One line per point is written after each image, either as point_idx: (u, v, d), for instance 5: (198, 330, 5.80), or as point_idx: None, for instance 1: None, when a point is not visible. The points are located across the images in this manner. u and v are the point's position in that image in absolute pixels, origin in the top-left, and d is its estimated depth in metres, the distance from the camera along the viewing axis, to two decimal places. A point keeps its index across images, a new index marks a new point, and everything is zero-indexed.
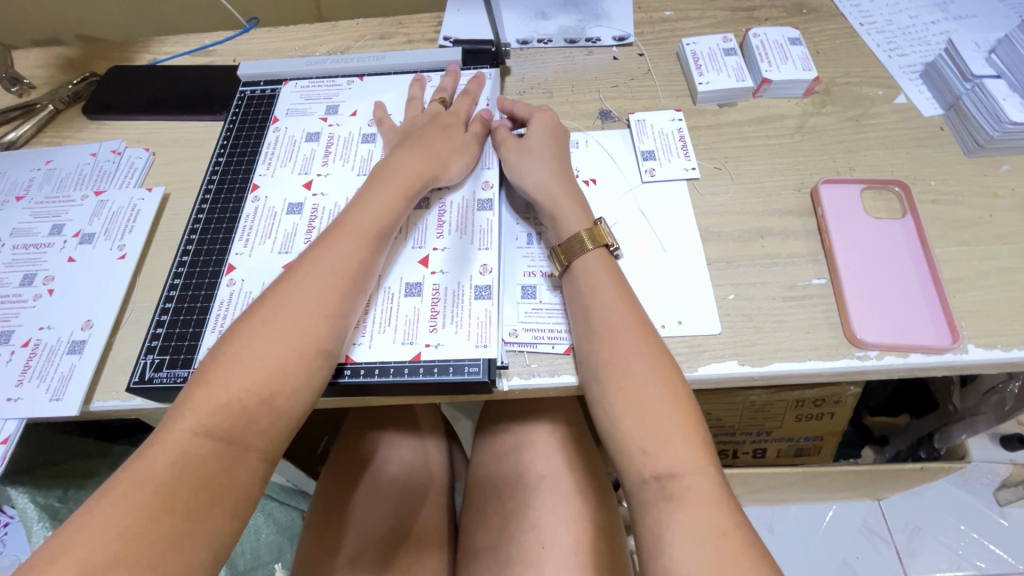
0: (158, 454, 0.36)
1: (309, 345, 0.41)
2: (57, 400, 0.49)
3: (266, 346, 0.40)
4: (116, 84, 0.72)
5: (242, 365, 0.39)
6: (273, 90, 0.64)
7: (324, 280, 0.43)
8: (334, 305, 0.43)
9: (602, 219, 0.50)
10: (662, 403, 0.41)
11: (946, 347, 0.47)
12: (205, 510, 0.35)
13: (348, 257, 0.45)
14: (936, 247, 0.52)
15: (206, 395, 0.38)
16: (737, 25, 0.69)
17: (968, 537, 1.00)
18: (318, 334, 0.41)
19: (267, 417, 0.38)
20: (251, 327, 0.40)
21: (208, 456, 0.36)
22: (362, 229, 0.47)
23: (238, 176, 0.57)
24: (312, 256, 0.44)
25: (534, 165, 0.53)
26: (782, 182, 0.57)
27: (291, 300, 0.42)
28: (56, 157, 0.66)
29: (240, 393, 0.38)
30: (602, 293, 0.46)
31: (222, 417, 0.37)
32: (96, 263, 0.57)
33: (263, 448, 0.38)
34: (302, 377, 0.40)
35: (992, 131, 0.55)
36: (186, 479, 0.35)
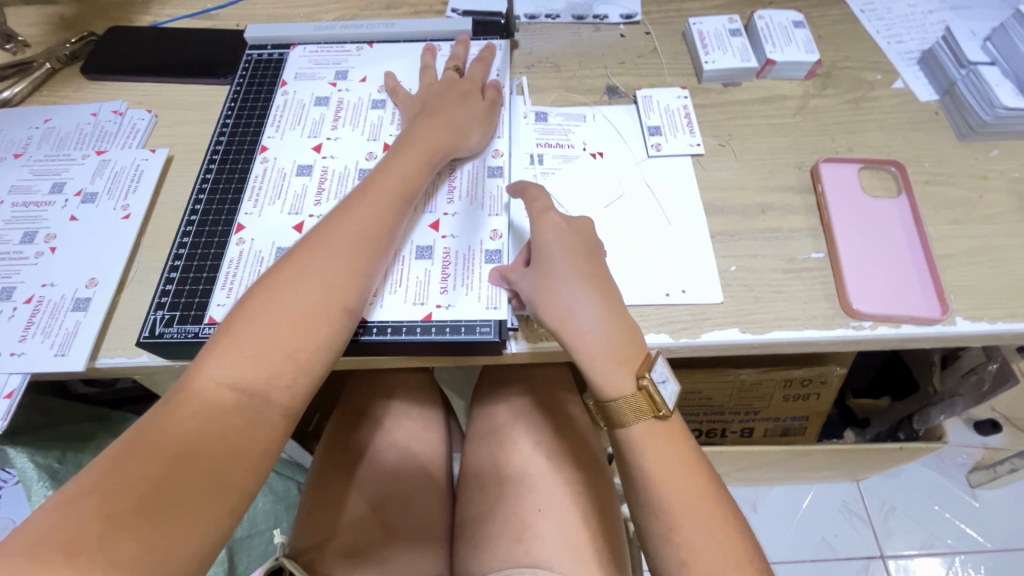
0: (183, 402, 0.36)
1: (333, 303, 0.42)
2: (63, 355, 0.49)
3: (292, 301, 0.40)
4: (116, 45, 0.71)
5: (268, 318, 0.39)
6: (281, 54, 0.63)
7: (348, 240, 0.44)
8: (357, 265, 0.43)
9: (652, 376, 0.42)
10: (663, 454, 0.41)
11: (937, 318, 0.49)
12: (224, 465, 0.35)
13: (371, 219, 0.45)
14: (930, 226, 0.54)
15: (232, 346, 0.38)
16: (741, 7, 0.71)
17: (941, 517, 1.04)
18: (342, 293, 0.42)
19: (289, 372, 0.39)
20: (278, 281, 0.41)
21: (233, 408, 0.37)
22: (385, 192, 0.47)
23: (247, 138, 0.56)
24: (337, 217, 0.45)
25: (574, 313, 0.43)
26: (784, 160, 0.59)
27: (317, 257, 0.42)
28: (55, 115, 0.65)
29: (266, 348, 0.39)
30: (639, 441, 0.42)
31: (248, 371, 0.38)
32: (100, 222, 0.56)
33: (285, 403, 0.39)
34: (325, 335, 0.41)
35: (985, 115, 0.57)
36: (208, 432, 0.36)
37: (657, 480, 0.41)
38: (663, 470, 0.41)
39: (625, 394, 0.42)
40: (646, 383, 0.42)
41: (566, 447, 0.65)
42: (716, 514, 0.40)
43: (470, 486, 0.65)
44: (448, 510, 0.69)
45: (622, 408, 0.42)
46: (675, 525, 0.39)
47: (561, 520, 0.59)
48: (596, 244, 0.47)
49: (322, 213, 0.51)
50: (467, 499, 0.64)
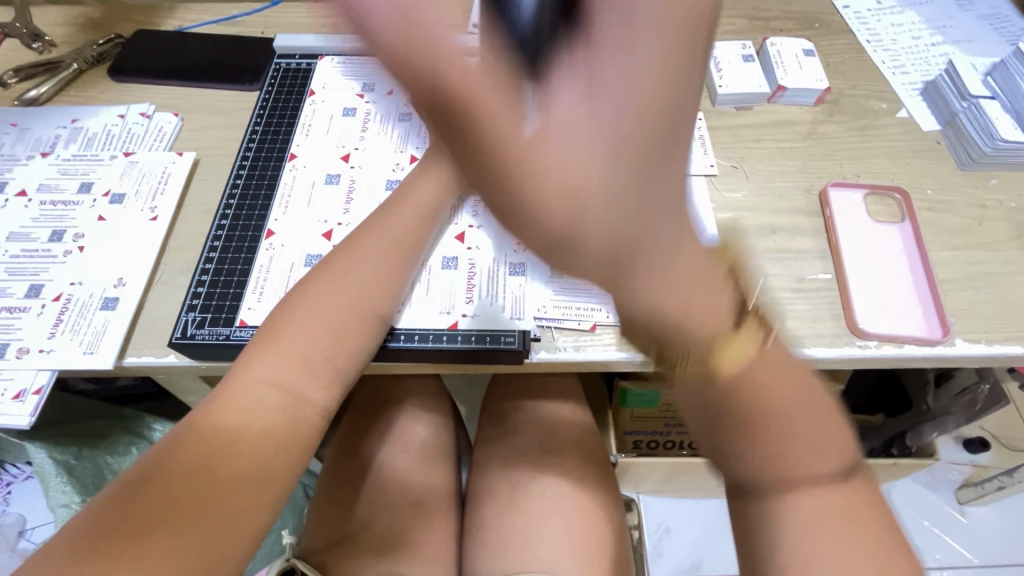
0: (231, 398, 0.40)
1: (367, 312, 0.46)
2: (91, 353, 0.50)
3: (327, 310, 0.45)
4: (143, 49, 0.72)
5: (306, 324, 0.44)
6: (308, 64, 0.65)
7: (381, 253, 0.48)
8: (388, 275, 0.48)
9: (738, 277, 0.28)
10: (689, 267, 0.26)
11: (937, 339, 0.52)
12: (265, 461, 0.40)
13: (398, 234, 0.49)
14: (931, 251, 0.57)
15: (274, 350, 0.43)
16: (753, 33, 0.74)
17: (930, 532, 1.07)
18: (375, 303, 0.47)
19: (326, 374, 0.45)
20: (317, 289, 0.46)
21: (276, 404, 0.42)
22: (411, 209, 0.51)
23: (276, 145, 0.58)
24: (370, 230, 0.49)
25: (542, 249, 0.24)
26: (792, 184, 0.61)
27: (348, 269, 0.47)
28: (82, 116, 0.66)
29: (308, 350, 0.44)
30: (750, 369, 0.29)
31: (288, 373, 0.43)
32: (127, 223, 0.57)
33: (321, 403, 0.44)
34: (359, 340, 0.46)
35: (985, 147, 0.60)
36: (256, 429, 0.40)
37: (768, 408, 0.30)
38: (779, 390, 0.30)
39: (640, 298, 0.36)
40: (750, 308, 0.28)
41: (576, 456, 0.66)
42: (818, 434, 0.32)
43: (480, 491, 0.66)
44: (456, 513, 0.70)
45: (728, 346, 0.28)
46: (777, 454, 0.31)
47: (568, 526, 0.60)
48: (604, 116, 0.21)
49: (350, 221, 0.52)
50: (477, 503, 0.66)
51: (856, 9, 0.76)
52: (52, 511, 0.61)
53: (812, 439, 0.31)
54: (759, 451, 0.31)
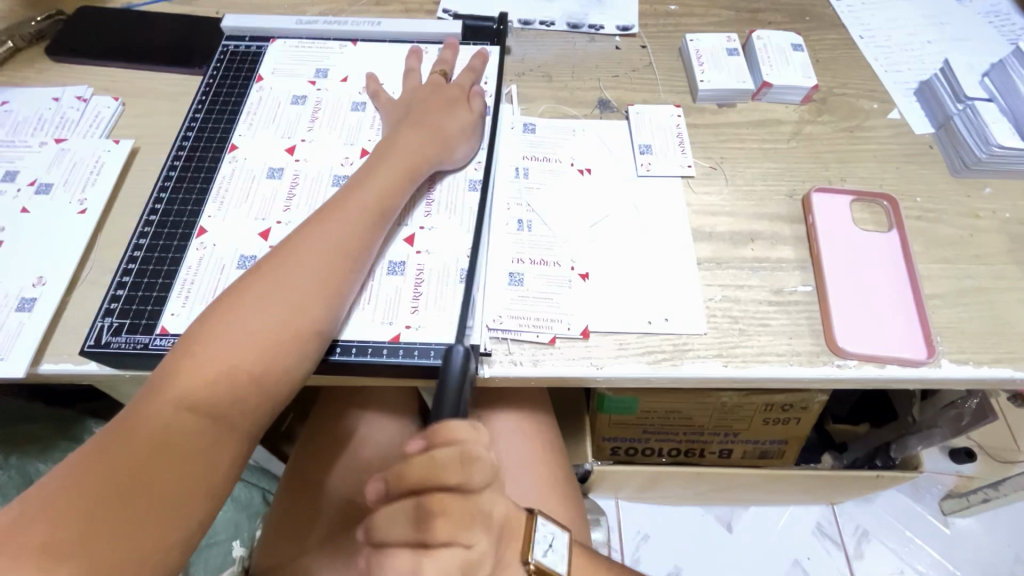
0: (145, 418, 0.38)
1: (303, 326, 0.42)
2: (1, 360, 0.46)
3: (259, 324, 0.41)
4: (85, 27, 0.67)
5: (231, 339, 0.40)
6: (259, 47, 0.60)
7: (322, 259, 0.44)
8: (329, 285, 0.43)
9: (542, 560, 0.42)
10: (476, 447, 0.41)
11: (922, 360, 0.48)
12: (190, 471, 0.38)
13: (342, 237, 0.45)
14: (919, 263, 0.53)
15: (194, 365, 0.39)
16: (739, 26, 0.69)
17: (912, 544, 1.04)
18: (313, 316, 0.42)
19: (255, 396, 0.40)
20: (245, 299, 0.41)
21: (193, 427, 0.38)
22: (360, 210, 0.47)
23: (216, 135, 0.53)
24: (310, 233, 0.45)
25: None
26: (775, 188, 0.57)
27: (285, 277, 0.42)
28: (13, 98, 0.61)
29: (232, 369, 0.40)
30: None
31: (209, 390, 0.39)
32: (53, 216, 0.53)
33: (248, 425, 0.41)
34: (294, 357, 0.42)
35: (980, 152, 0.56)
36: (173, 450, 0.38)
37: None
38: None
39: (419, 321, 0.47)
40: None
41: (540, 472, 0.63)
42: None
43: None
44: None
45: None
46: None
47: None
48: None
49: (291, 221, 0.48)
50: None
51: (850, 3, 0.72)
52: None
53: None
54: None
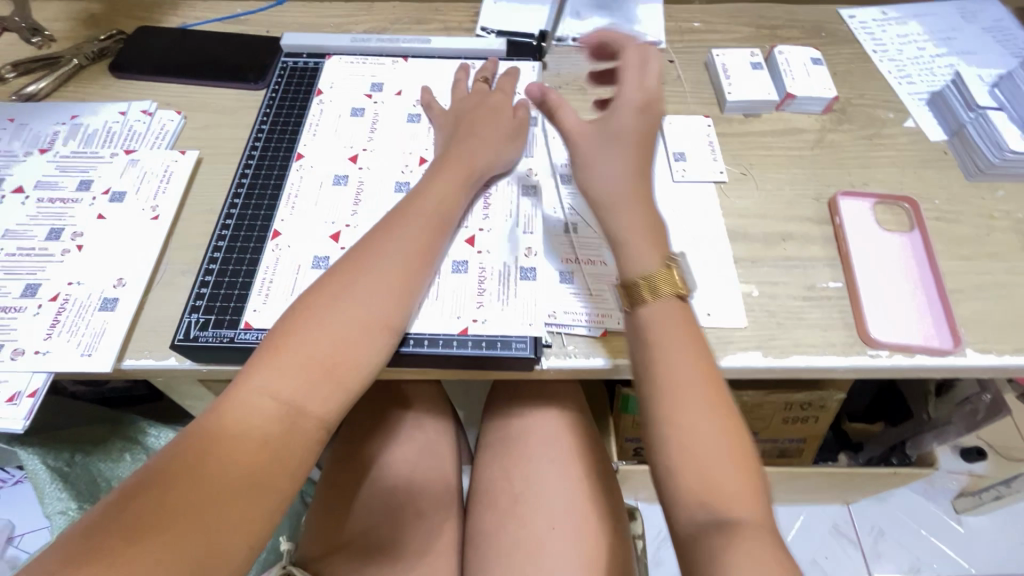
0: (231, 407, 0.39)
1: (374, 321, 0.45)
2: (89, 355, 0.48)
3: (339, 324, 0.44)
4: (145, 46, 0.71)
5: (310, 334, 0.43)
6: (316, 63, 0.65)
7: (392, 262, 0.47)
8: (398, 286, 0.46)
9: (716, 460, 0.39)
10: (705, 411, 0.41)
11: (948, 350, 0.51)
12: (271, 457, 0.39)
13: (410, 242, 0.48)
14: (941, 260, 0.57)
15: (277, 360, 0.41)
16: (760, 41, 0.74)
17: (928, 542, 1.07)
18: (384, 313, 0.45)
19: (328, 386, 0.42)
20: (320, 298, 0.44)
21: (274, 417, 0.40)
22: (422, 218, 0.50)
23: (282, 147, 0.57)
24: (379, 238, 0.48)
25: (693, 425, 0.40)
26: (801, 192, 0.61)
27: (358, 278, 0.46)
28: (82, 112, 0.65)
29: (308, 360, 0.42)
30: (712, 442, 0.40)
31: (289, 382, 0.41)
32: (129, 222, 0.56)
33: (321, 417, 0.42)
34: (366, 350, 0.44)
35: (992, 157, 0.60)
36: (246, 442, 0.39)
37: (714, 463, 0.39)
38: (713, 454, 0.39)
39: (652, 269, 0.46)
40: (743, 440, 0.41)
41: (580, 462, 0.65)
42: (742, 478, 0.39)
43: (481, 494, 0.66)
44: (460, 526, 0.67)
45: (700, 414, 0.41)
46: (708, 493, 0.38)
47: (573, 536, 0.60)
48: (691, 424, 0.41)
49: (360, 223, 0.52)
50: (477, 513, 0.64)
51: (862, 19, 0.77)
52: (50, 519, 0.59)
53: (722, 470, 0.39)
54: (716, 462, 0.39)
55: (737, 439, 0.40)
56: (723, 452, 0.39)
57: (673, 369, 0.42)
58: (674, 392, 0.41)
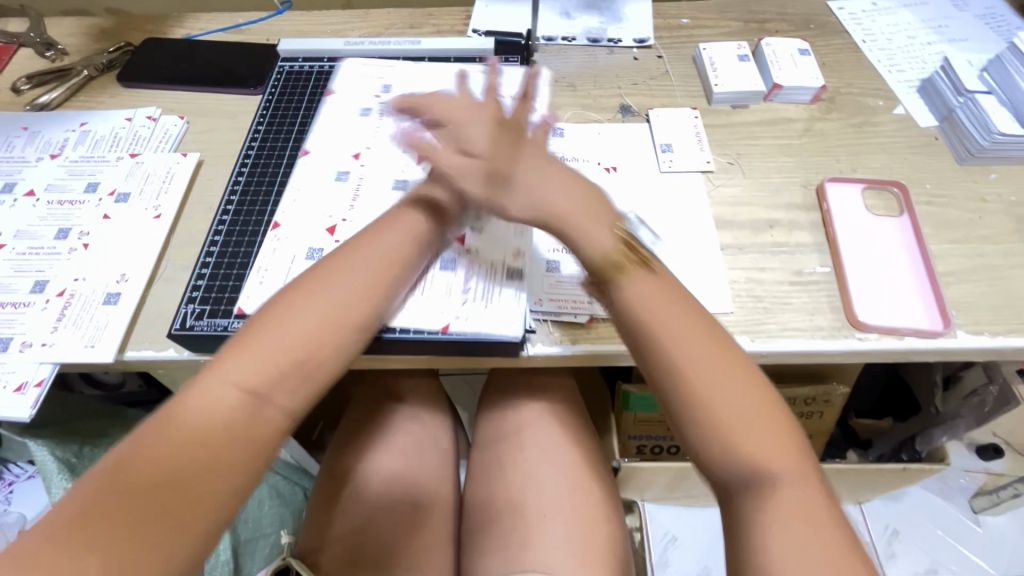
0: (194, 396, 0.39)
1: (342, 319, 0.44)
2: (92, 347, 0.50)
3: (304, 319, 0.43)
4: (151, 56, 0.74)
5: (277, 330, 0.42)
6: (310, 67, 0.70)
7: (367, 267, 0.47)
8: (370, 288, 0.46)
9: (753, 431, 0.38)
10: (734, 392, 0.39)
11: (939, 331, 0.51)
12: (230, 450, 0.39)
13: (388, 246, 0.48)
14: (931, 244, 0.56)
15: (247, 350, 0.41)
16: (749, 35, 0.75)
17: (944, 543, 1.04)
18: (353, 311, 0.45)
19: (293, 379, 0.42)
20: (291, 296, 0.44)
21: (237, 409, 0.40)
22: (403, 224, 0.50)
23: (275, 151, 0.61)
24: (360, 241, 0.48)
25: (722, 400, 0.39)
26: (789, 179, 0.61)
27: (331, 278, 0.45)
28: (91, 120, 0.68)
29: (275, 354, 0.42)
30: (745, 415, 0.39)
31: (258, 373, 0.41)
32: (132, 221, 0.58)
33: (286, 406, 0.41)
34: (332, 347, 0.44)
35: (982, 140, 0.60)
36: (206, 436, 0.38)
37: (743, 442, 0.38)
38: (752, 432, 0.38)
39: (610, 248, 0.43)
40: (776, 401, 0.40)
41: (575, 454, 0.65)
42: (785, 450, 0.38)
43: (478, 484, 0.67)
44: (455, 515, 0.68)
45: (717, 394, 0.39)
46: (754, 478, 0.37)
47: (567, 525, 0.60)
48: (714, 402, 0.39)
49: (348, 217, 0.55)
50: (473, 504, 0.65)
51: (851, 11, 0.77)
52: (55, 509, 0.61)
53: (761, 449, 0.38)
54: (750, 446, 0.38)
55: (769, 404, 0.39)
56: (766, 428, 0.38)
57: (718, 394, 0.39)
58: (692, 378, 0.40)
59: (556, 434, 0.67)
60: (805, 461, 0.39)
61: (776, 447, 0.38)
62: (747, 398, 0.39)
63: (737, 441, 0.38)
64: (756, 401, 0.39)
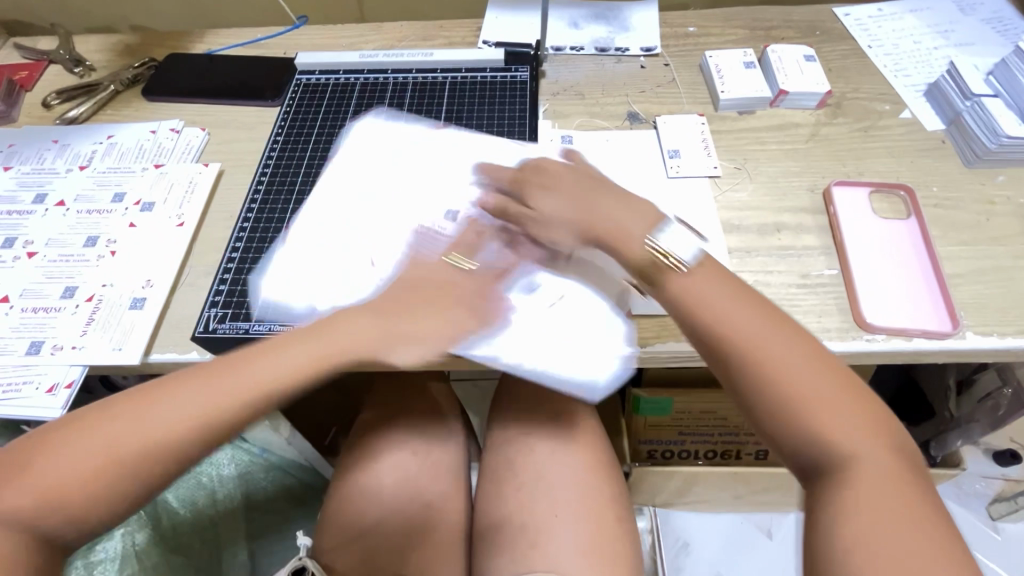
0: (106, 426, 0.40)
1: (241, 413, 0.42)
2: (119, 350, 0.52)
3: (210, 398, 0.41)
4: (174, 71, 0.77)
5: (187, 396, 0.41)
6: (326, 79, 0.73)
7: (291, 364, 0.43)
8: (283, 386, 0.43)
9: (841, 423, 0.38)
10: (820, 389, 0.39)
11: (947, 332, 0.51)
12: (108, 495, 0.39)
13: (325, 343, 0.45)
14: (938, 246, 0.57)
15: (150, 404, 0.41)
16: (755, 42, 0.76)
17: None
18: (254, 410, 0.42)
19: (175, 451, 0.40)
20: (221, 365, 0.43)
21: (128, 462, 0.39)
22: (361, 315, 0.46)
23: (292, 164, 0.65)
24: (310, 329, 0.45)
25: (812, 397, 0.39)
26: (796, 184, 0.62)
27: (256, 364, 0.43)
28: (117, 133, 0.71)
29: (173, 420, 0.40)
30: (835, 410, 0.39)
31: (169, 422, 0.40)
32: (156, 229, 0.60)
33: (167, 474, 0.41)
34: (223, 432, 0.42)
35: (989, 143, 0.60)
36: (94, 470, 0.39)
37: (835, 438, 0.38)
38: (845, 427, 0.38)
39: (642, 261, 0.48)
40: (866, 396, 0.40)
41: (586, 457, 0.66)
42: (878, 443, 0.38)
43: (489, 486, 0.68)
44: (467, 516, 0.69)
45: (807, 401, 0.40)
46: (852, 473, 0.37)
47: (577, 525, 0.61)
48: (801, 396, 0.39)
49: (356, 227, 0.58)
50: (484, 506, 0.66)
51: (857, 17, 0.78)
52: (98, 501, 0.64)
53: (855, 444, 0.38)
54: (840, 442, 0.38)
55: (856, 401, 0.39)
56: (854, 422, 0.38)
57: (823, 412, 0.39)
58: (774, 378, 0.40)
59: (568, 437, 0.67)
60: (891, 447, 0.38)
61: (867, 441, 0.38)
62: (835, 396, 0.39)
63: (829, 437, 0.38)
64: (844, 399, 0.39)
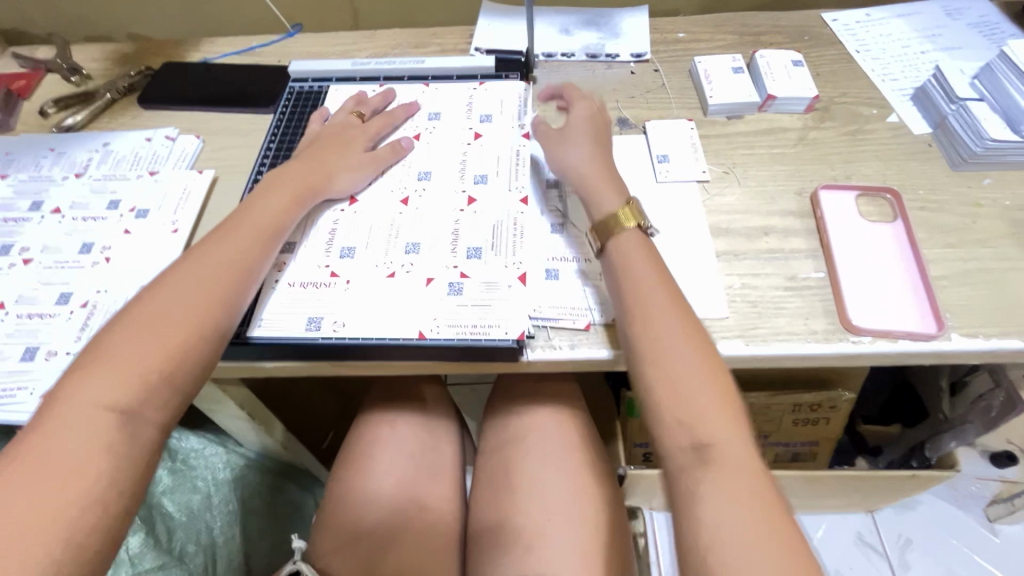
0: (65, 401, 0.39)
1: (197, 328, 0.44)
2: None
3: (159, 327, 0.43)
4: (169, 79, 0.78)
5: (130, 339, 0.42)
6: (319, 87, 0.74)
7: (213, 272, 0.47)
8: (217, 290, 0.47)
9: (724, 444, 0.40)
10: (712, 411, 0.41)
11: (932, 334, 0.52)
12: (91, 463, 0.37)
13: (233, 253, 0.49)
14: (925, 249, 0.57)
15: (101, 365, 0.41)
16: (744, 47, 0.76)
17: (959, 552, 1.02)
18: (208, 321, 0.45)
19: (159, 392, 0.41)
20: (153, 301, 0.44)
21: (106, 425, 0.39)
22: (252, 227, 0.52)
23: None
24: (212, 246, 0.49)
25: (701, 418, 0.41)
26: (784, 187, 0.63)
27: (184, 285, 0.46)
28: (113, 140, 0.71)
29: (131, 363, 0.41)
30: (725, 437, 0.40)
31: (128, 370, 0.41)
32: (151, 236, 0.61)
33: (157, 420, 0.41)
34: (192, 360, 0.43)
35: (974, 146, 0.61)
36: (79, 443, 0.38)
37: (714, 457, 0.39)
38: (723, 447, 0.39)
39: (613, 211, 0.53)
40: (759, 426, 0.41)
41: (580, 461, 0.66)
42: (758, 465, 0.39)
43: (483, 488, 0.68)
44: (461, 519, 0.70)
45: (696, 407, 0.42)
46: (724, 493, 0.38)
47: (571, 529, 0.61)
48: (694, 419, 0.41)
49: (350, 231, 0.59)
50: (478, 509, 0.67)
51: (845, 22, 0.79)
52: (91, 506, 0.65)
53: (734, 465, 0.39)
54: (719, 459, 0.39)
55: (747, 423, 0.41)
56: (739, 448, 0.39)
57: (710, 438, 0.40)
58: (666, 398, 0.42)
59: (564, 441, 0.68)
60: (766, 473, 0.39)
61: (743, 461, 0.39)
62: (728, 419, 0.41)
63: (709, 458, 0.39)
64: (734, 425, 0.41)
